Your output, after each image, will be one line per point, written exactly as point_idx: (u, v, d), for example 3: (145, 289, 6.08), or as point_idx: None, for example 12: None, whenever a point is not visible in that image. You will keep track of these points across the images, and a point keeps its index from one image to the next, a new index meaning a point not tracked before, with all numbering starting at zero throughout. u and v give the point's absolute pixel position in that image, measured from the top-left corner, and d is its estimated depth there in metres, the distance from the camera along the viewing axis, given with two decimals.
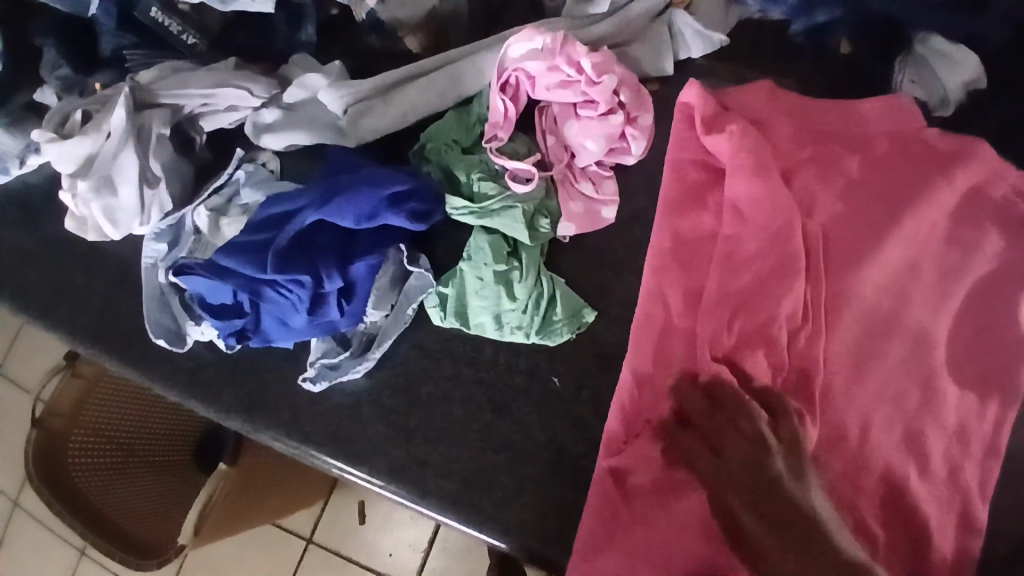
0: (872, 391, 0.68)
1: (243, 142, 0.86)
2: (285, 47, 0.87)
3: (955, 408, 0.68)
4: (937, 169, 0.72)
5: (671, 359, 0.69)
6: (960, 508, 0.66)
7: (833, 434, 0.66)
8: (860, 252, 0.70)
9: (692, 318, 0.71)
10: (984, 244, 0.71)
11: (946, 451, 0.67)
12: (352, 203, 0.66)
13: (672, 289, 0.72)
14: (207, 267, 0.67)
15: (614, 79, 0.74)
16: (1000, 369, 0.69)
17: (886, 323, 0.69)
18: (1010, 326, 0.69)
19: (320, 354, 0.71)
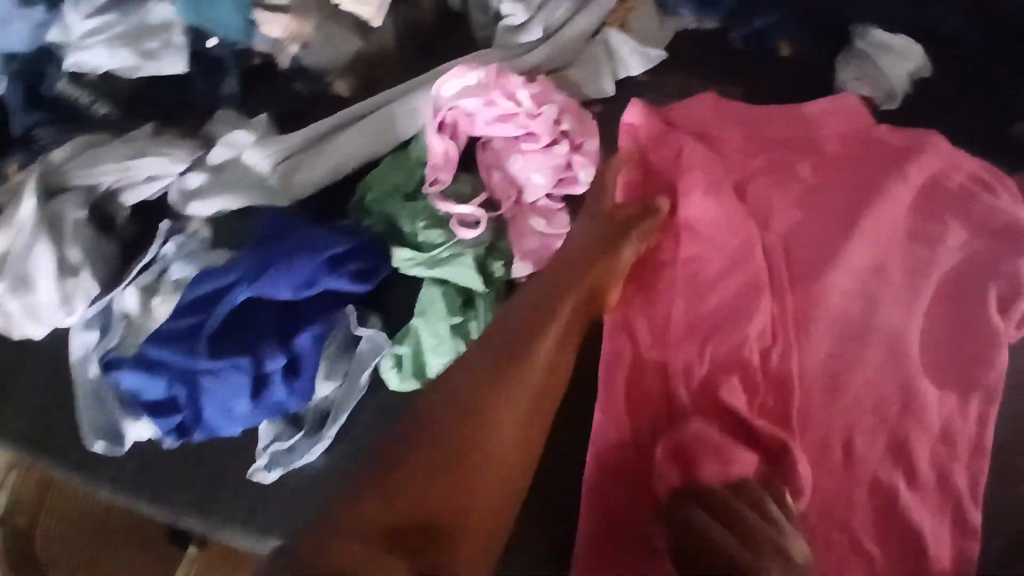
0: (855, 400, 0.65)
1: (167, 214, 0.80)
2: (206, 105, 0.80)
3: (940, 410, 0.65)
4: (891, 164, 0.71)
5: (645, 395, 0.65)
6: (955, 513, 0.63)
7: (819, 453, 0.64)
8: (825, 258, 0.68)
9: (663, 349, 0.66)
10: (946, 234, 0.69)
11: (935, 458, 0.64)
12: (285, 273, 0.62)
13: (638, 320, 0.67)
14: (137, 363, 0.65)
15: (552, 109, 0.71)
16: (979, 361, 0.66)
17: (859, 330, 0.67)
18: (984, 319, 0.67)
19: (271, 439, 0.67)
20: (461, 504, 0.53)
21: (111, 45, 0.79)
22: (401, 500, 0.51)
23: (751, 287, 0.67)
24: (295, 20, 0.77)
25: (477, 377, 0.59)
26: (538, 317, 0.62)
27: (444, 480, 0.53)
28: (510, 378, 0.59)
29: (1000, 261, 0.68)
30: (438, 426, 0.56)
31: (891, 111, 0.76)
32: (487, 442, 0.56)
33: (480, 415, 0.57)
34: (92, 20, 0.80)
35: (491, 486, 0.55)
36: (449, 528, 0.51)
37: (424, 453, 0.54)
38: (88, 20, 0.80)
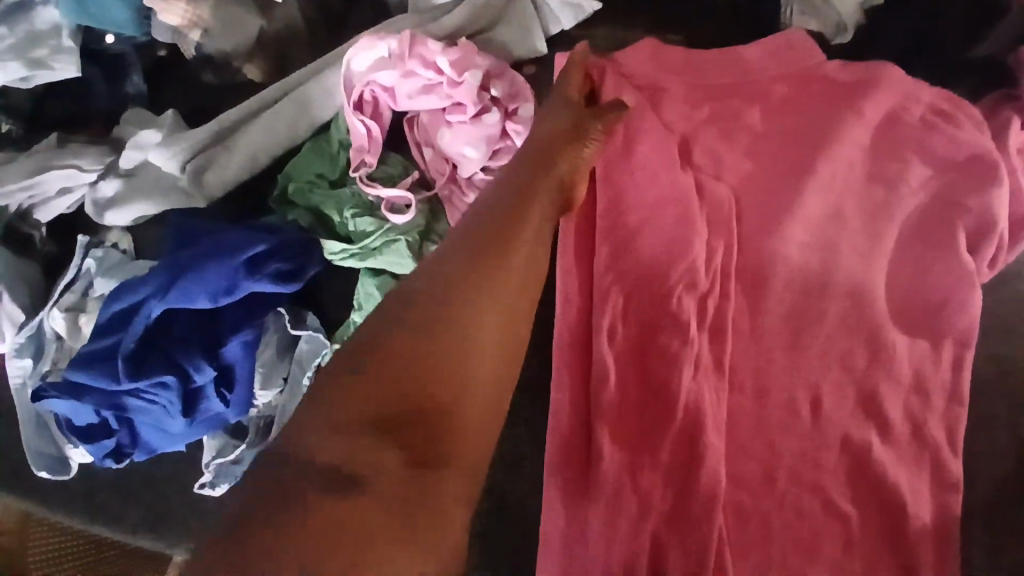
0: (818, 356, 0.61)
1: (87, 227, 0.75)
2: (110, 106, 0.76)
3: (909, 359, 0.61)
4: (842, 102, 0.66)
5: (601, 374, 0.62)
6: (931, 465, 0.60)
7: (784, 415, 0.60)
8: (777, 210, 0.64)
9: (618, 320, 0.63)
10: (907, 172, 0.65)
11: (906, 408, 0.61)
12: (200, 281, 0.58)
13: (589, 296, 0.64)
14: (60, 388, 0.59)
15: (477, 75, 0.66)
16: (946, 305, 0.62)
17: (820, 284, 0.63)
18: (953, 258, 0.62)
19: (214, 454, 0.63)
20: (417, 437, 0.46)
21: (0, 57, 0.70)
22: (348, 441, 0.44)
23: (702, 249, 0.63)
24: (191, 4, 0.69)
25: (452, 274, 0.52)
26: (518, 213, 0.56)
27: (401, 388, 0.47)
28: (490, 257, 0.53)
29: (969, 195, 0.63)
30: (402, 342, 0.48)
31: (844, 43, 0.72)
32: (463, 357, 0.49)
33: (450, 320, 0.50)
34: None
35: (452, 373, 0.48)
36: (371, 467, 0.43)
37: (386, 372, 0.47)
38: None
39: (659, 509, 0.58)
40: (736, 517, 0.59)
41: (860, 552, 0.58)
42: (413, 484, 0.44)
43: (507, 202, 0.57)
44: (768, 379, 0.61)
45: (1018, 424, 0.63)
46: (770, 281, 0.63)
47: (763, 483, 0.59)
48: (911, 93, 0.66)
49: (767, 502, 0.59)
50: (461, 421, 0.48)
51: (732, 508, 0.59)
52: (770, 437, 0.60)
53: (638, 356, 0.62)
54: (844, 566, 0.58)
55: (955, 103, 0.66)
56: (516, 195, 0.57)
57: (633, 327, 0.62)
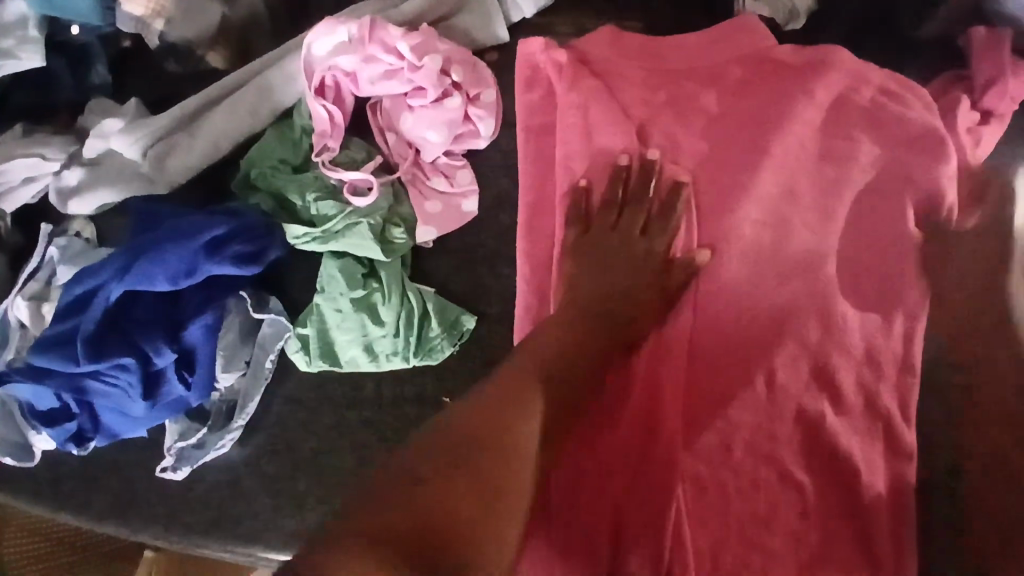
0: (773, 331, 0.63)
1: (52, 217, 0.75)
2: (74, 97, 0.77)
3: (861, 332, 0.63)
4: (795, 85, 0.68)
5: None
6: (882, 434, 0.62)
7: (740, 390, 0.62)
8: (732, 190, 0.66)
9: None
10: (858, 151, 0.67)
11: (858, 379, 0.63)
12: (159, 262, 0.59)
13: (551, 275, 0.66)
14: (22, 371, 0.59)
15: (436, 60, 0.67)
16: (894, 278, 0.64)
17: (775, 260, 0.65)
18: (899, 234, 0.65)
19: (177, 437, 0.64)
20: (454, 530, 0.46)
21: None
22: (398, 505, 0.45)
23: (660, 229, 0.65)
24: None
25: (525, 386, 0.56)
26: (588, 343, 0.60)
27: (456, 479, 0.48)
28: (547, 380, 0.57)
29: (914, 173, 0.66)
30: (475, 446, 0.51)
31: (795, 30, 0.73)
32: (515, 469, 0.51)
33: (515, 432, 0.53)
34: None
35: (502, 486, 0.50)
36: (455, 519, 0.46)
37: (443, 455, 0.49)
38: None
39: (617, 478, 0.60)
40: (692, 486, 0.60)
41: (816, 521, 0.60)
42: (440, 573, 0.43)
43: (569, 328, 0.61)
44: (722, 354, 0.63)
45: None
46: (727, 258, 0.65)
47: (719, 454, 0.61)
48: (863, 73, 0.68)
49: (724, 472, 0.61)
50: (502, 537, 0.48)
51: (689, 477, 0.60)
52: (728, 408, 0.62)
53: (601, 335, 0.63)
54: (800, 534, 0.59)
55: (902, 85, 0.68)
56: (588, 332, 0.61)
57: None
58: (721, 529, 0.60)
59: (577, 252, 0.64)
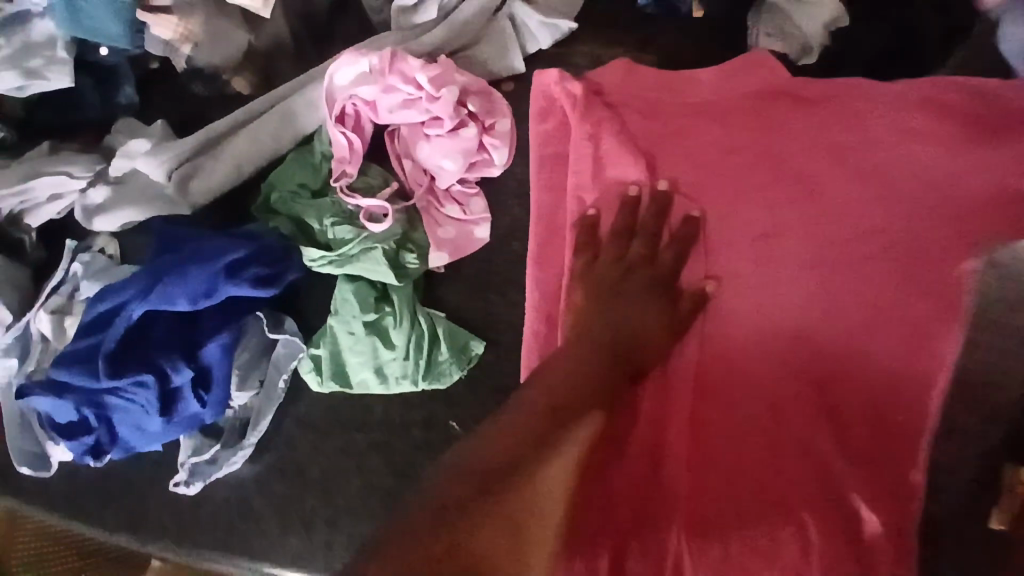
0: (780, 367, 0.63)
1: (77, 232, 0.77)
2: (100, 116, 0.78)
3: (881, 367, 0.61)
4: (805, 123, 0.69)
5: None
6: (892, 479, 0.61)
7: (743, 426, 0.63)
8: (739, 226, 0.67)
9: None
10: (876, 183, 0.65)
11: (873, 417, 0.61)
12: (180, 284, 0.60)
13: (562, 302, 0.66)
14: (45, 385, 0.61)
15: (454, 91, 0.69)
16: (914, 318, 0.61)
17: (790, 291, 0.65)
18: (931, 267, 0.62)
19: (190, 453, 0.65)
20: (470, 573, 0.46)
21: None
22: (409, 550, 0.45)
23: (669, 260, 0.66)
24: (182, 20, 0.71)
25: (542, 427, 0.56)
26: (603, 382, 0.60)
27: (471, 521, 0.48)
28: (564, 420, 0.57)
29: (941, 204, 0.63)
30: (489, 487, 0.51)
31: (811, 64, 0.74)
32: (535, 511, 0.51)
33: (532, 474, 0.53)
34: None
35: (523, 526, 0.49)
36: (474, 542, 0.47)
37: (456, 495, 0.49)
38: None
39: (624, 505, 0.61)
40: (697, 517, 0.60)
41: None
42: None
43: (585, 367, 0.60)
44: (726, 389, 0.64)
45: None
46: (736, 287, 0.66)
47: (724, 485, 0.62)
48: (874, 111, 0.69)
49: (729, 505, 0.61)
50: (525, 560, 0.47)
51: (694, 508, 0.61)
52: (738, 439, 0.63)
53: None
54: None
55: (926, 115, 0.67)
56: (605, 364, 0.61)
57: None
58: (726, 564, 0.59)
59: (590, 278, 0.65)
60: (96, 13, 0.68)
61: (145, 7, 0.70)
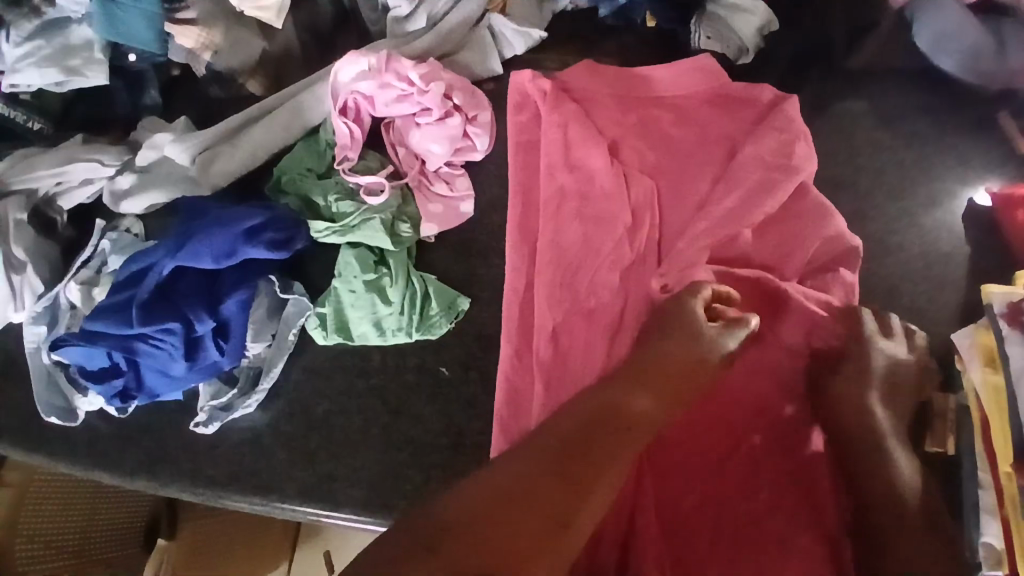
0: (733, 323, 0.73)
1: (105, 214, 0.86)
2: (131, 114, 0.90)
3: None
4: (741, 112, 0.82)
5: (548, 322, 0.73)
6: None
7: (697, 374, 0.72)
8: (685, 193, 0.78)
9: (567, 277, 0.75)
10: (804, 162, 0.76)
11: None
12: (207, 243, 0.70)
13: (540, 260, 0.76)
14: (79, 335, 0.69)
15: (441, 85, 0.79)
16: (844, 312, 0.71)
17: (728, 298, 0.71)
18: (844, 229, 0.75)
19: (209, 398, 0.73)
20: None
21: (40, 64, 0.80)
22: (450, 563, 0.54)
23: (627, 222, 0.76)
24: (205, 29, 0.82)
25: (580, 444, 0.62)
26: (630, 393, 0.65)
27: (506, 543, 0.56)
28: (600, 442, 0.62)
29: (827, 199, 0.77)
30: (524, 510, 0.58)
31: (746, 63, 0.87)
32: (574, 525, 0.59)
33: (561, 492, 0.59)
34: (18, 42, 0.80)
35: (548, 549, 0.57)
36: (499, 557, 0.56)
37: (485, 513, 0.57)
38: (16, 44, 0.80)
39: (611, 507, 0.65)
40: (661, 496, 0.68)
41: (766, 476, 0.69)
42: None
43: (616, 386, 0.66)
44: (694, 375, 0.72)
45: None
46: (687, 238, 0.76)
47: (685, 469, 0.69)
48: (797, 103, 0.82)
49: (685, 432, 0.70)
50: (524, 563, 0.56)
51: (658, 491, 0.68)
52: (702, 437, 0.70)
53: (576, 316, 0.73)
54: (750, 483, 0.68)
55: (844, 110, 0.85)
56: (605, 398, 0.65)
57: (585, 274, 0.75)
58: (679, 478, 0.69)
59: (562, 245, 0.76)
60: (133, 21, 0.78)
61: (172, 19, 0.80)
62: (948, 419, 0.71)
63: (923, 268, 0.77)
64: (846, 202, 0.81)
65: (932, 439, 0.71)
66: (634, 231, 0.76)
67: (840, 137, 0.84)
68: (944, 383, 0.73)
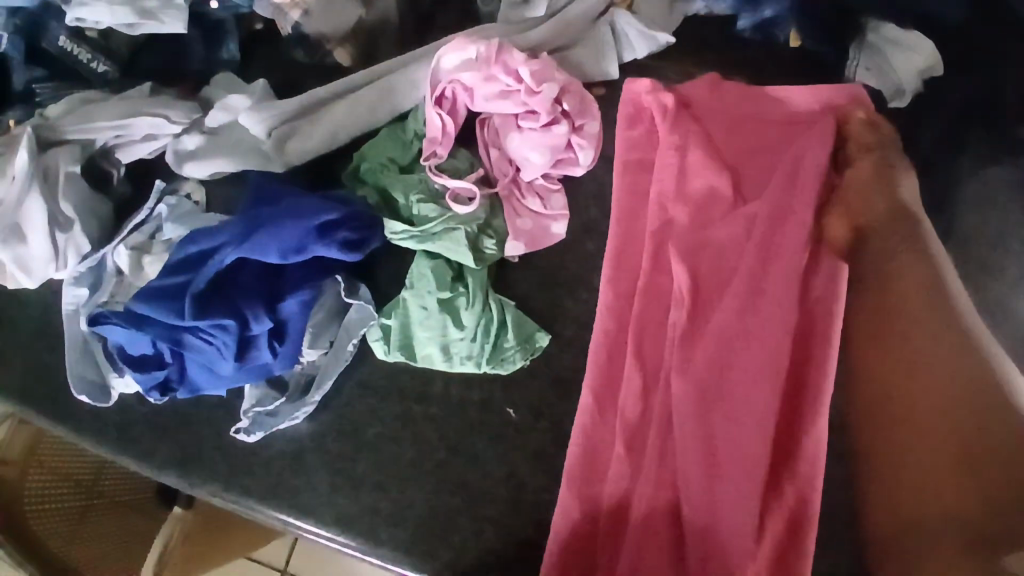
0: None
1: (165, 173, 0.79)
2: (203, 69, 0.81)
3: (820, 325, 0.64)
4: (853, 138, 0.70)
5: (639, 353, 0.65)
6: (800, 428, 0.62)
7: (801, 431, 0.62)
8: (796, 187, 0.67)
9: (656, 306, 0.67)
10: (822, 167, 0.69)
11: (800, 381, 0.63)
12: (276, 236, 0.62)
13: (635, 291, 0.68)
14: (122, 316, 0.62)
15: (554, 88, 0.70)
16: (816, 368, 0.63)
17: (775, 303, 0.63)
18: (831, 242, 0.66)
19: (254, 402, 0.66)
20: None
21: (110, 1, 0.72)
22: None
23: (736, 236, 0.68)
24: None
25: None
26: None
27: None
28: None
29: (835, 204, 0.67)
30: None
31: (900, 108, 0.75)
32: None
33: None
34: None
35: None
36: None
37: None
38: None
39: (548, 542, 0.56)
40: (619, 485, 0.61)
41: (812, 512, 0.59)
42: None
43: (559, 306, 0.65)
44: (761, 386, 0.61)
45: None
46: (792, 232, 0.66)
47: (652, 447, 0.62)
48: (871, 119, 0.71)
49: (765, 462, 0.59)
50: None
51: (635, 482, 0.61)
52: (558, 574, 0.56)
53: (680, 355, 0.64)
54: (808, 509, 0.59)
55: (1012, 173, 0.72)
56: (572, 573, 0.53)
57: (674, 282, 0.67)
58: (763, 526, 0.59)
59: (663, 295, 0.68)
60: None
61: None
62: None
63: None
64: (996, 290, 0.68)
65: None
66: (760, 257, 0.65)
67: (1004, 206, 0.72)
68: None
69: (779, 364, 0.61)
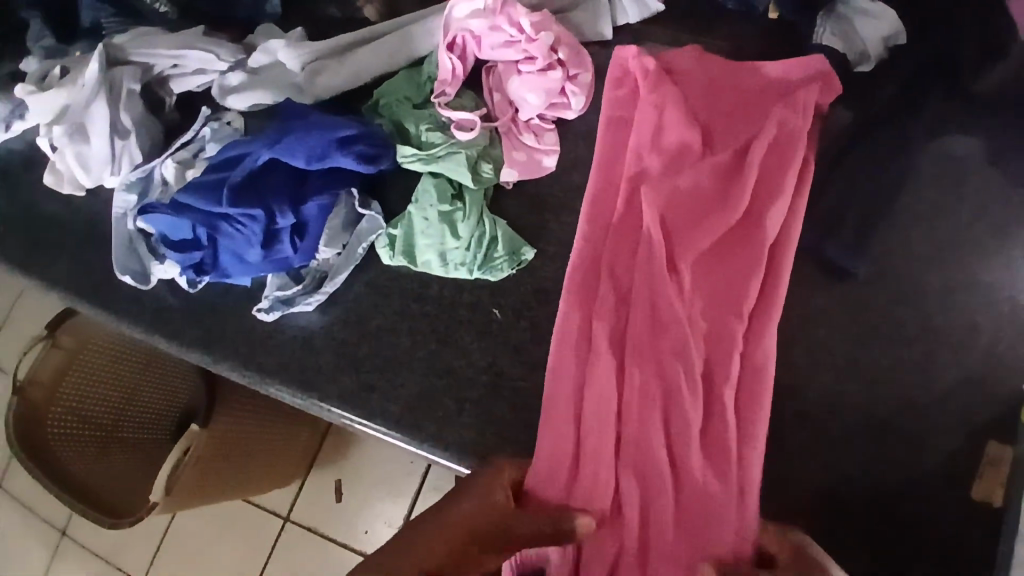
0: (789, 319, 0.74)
1: (210, 104, 0.91)
2: (250, 17, 0.93)
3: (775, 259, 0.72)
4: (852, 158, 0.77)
5: (611, 272, 0.74)
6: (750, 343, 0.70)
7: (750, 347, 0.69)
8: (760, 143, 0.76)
9: (629, 233, 0.75)
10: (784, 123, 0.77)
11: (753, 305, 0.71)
12: (302, 143, 0.74)
13: (611, 220, 0.76)
14: (169, 206, 0.73)
15: (550, 36, 0.79)
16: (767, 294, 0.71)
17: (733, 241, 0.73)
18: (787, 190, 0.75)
19: (275, 288, 0.77)
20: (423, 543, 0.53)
21: None
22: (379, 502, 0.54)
23: (704, 178, 0.76)
24: None
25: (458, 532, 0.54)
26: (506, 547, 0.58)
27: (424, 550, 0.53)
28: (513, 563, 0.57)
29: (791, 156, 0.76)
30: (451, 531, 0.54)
31: (864, 71, 0.83)
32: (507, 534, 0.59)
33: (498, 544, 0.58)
34: None
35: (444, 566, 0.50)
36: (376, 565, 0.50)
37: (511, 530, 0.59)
38: None
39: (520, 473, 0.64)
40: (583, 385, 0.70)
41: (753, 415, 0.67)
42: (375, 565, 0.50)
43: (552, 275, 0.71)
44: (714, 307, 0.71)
45: (972, 411, 0.70)
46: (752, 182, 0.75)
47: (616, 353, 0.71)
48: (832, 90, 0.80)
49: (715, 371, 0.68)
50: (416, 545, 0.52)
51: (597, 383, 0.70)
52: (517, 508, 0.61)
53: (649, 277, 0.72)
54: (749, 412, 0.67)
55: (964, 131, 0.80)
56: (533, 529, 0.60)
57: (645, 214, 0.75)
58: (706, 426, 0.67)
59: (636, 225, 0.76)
60: None
61: None
62: (1000, 469, 0.68)
63: (1011, 314, 0.72)
64: (936, 230, 0.76)
65: (978, 486, 0.68)
66: (724, 199, 0.75)
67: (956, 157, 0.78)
68: (1004, 433, 0.69)
69: (735, 295, 0.70)
